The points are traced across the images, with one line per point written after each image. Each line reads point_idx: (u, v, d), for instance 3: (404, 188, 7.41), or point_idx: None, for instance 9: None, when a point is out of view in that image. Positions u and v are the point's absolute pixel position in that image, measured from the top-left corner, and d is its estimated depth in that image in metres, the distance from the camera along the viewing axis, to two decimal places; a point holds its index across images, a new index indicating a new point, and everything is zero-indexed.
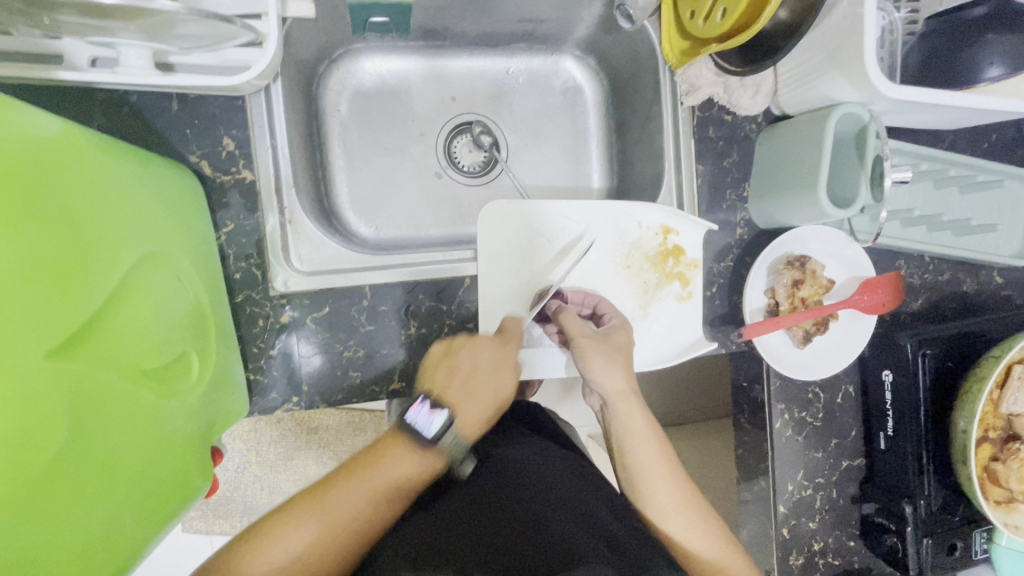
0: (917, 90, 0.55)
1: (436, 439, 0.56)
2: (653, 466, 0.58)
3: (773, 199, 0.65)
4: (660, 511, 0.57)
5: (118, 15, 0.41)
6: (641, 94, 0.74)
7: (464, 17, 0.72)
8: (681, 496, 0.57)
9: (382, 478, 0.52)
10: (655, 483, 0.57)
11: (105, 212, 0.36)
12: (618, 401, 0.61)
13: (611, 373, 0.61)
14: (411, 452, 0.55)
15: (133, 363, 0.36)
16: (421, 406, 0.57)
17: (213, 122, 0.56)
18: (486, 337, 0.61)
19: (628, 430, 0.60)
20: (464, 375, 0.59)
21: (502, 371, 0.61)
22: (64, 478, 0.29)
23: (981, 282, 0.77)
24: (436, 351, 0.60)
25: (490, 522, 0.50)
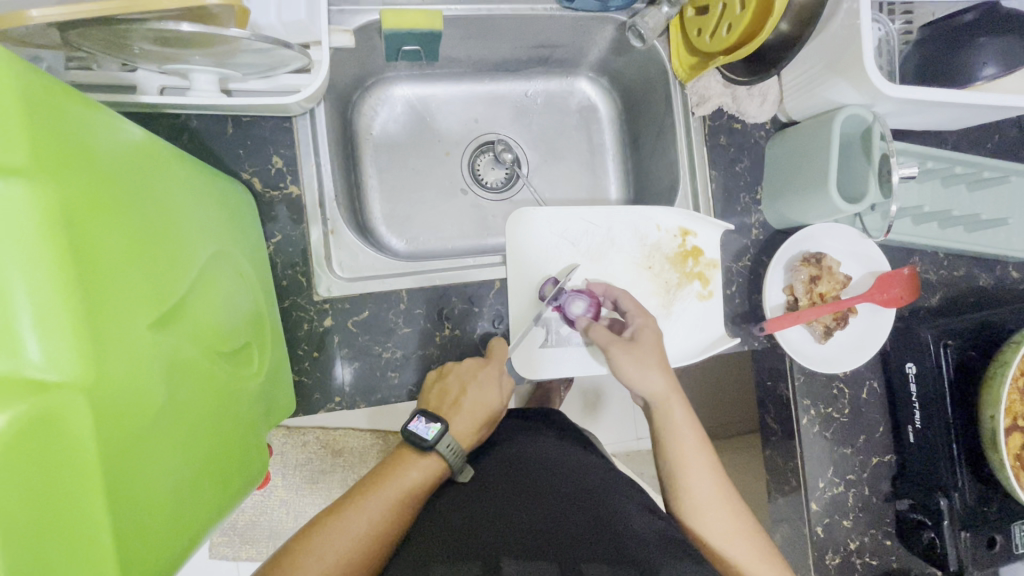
0: (916, 90, 0.59)
1: (432, 446, 0.58)
2: (698, 467, 0.58)
3: (787, 199, 0.68)
4: (696, 508, 0.56)
5: (193, 44, 0.46)
6: (654, 110, 0.78)
7: (486, 46, 0.77)
8: (725, 498, 0.57)
9: (400, 484, 0.56)
10: (696, 481, 0.57)
11: (182, 211, 0.40)
12: (660, 401, 0.61)
13: (649, 377, 0.61)
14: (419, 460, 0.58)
15: (209, 345, 0.39)
16: (419, 420, 0.59)
17: (265, 143, 0.61)
18: (472, 359, 0.64)
19: (673, 429, 0.60)
20: (457, 392, 0.61)
21: (489, 387, 0.62)
22: (157, 438, 0.31)
23: (996, 277, 0.79)
24: (428, 376, 0.63)
25: (519, 511, 0.52)
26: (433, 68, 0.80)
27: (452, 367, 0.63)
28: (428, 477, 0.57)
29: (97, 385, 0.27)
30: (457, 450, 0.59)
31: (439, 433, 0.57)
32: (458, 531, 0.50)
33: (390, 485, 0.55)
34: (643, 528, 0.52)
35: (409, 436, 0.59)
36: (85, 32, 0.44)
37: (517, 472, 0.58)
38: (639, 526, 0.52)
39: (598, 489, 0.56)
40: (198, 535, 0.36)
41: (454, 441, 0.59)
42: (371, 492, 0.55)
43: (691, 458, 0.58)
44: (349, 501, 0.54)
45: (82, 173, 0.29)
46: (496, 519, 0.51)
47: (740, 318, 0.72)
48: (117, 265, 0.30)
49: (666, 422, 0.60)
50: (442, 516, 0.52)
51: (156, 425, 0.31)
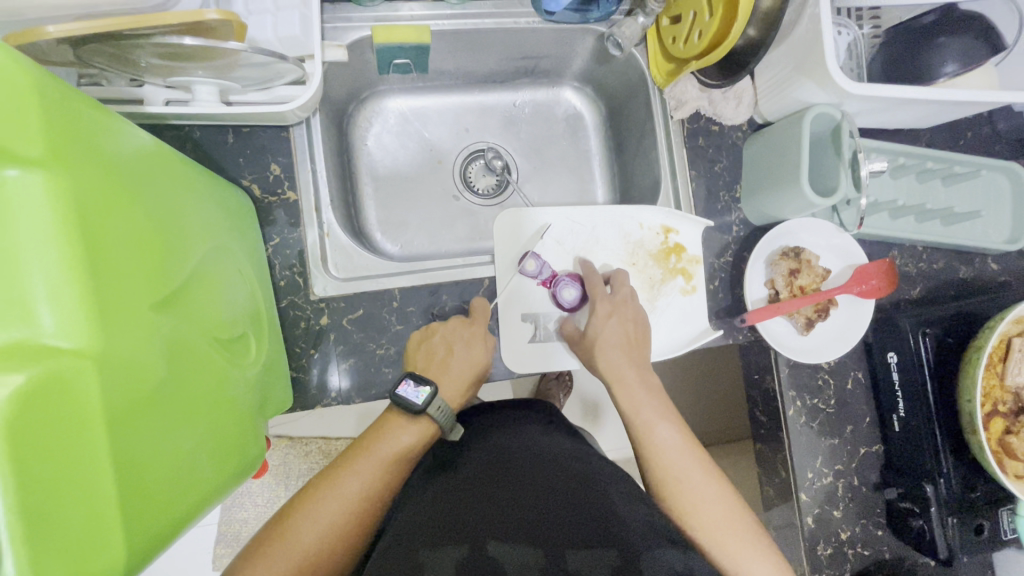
0: (880, 87, 0.61)
1: (422, 408, 0.60)
2: (664, 430, 0.60)
3: (764, 195, 0.71)
4: (672, 468, 0.57)
5: (197, 57, 0.50)
6: (637, 115, 0.82)
7: (473, 59, 0.81)
8: (696, 456, 0.59)
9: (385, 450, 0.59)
10: (665, 443, 0.59)
11: (184, 209, 0.43)
12: (619, 384, 0.63)
13: (607, 356, 0.65)
14: (405, 425, 0.61)
15: (210, 330, 0.42)
16: (407, 383, 0.61)
17: (263, 152, 0.65)
18: (457, 319, 0.66)
19: (634, 402, 0.62)
20: (444, 353, 0.64)
21: (474, 346, 0.65)
22: (160, 408, 0.34)
23: (976, 269, 0.81)
24: (413, 339, 0.65)
25: (506, 500, 0.53)
26: (424, 81, 0.84)
27: (437, 328, 0.65)
28: (418, 439, 0.61)
29: (103, 356, 0.30)
30: (445, 409, 0.62)
31: (429, 396, 0.59)
32: (441, 514, 0.51)
33: (377, 450, 0.59)
34: (630, 514, 0.52)
35: (398, 401, 0.60)
36: (95, 46, 0.48)
37: (505, 462, 0.59)
38: (625, 513, 0.52)
39: (586, 476, 0.57)
40: (199, 505, 0.38)
41: (442, 401, 0.62)
42: (360, 458, 0.58)
43: (659, 438, 0.59)
44: (338, 468, 0.57)
45: (95, 169, 0.32)
46: (481, 503, 0.53)
47: (724, 312, 0.75)
48: (125, 248, 0.34)
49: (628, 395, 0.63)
50: (429, 503, 0.54)
51: (156, 399, 0.34)
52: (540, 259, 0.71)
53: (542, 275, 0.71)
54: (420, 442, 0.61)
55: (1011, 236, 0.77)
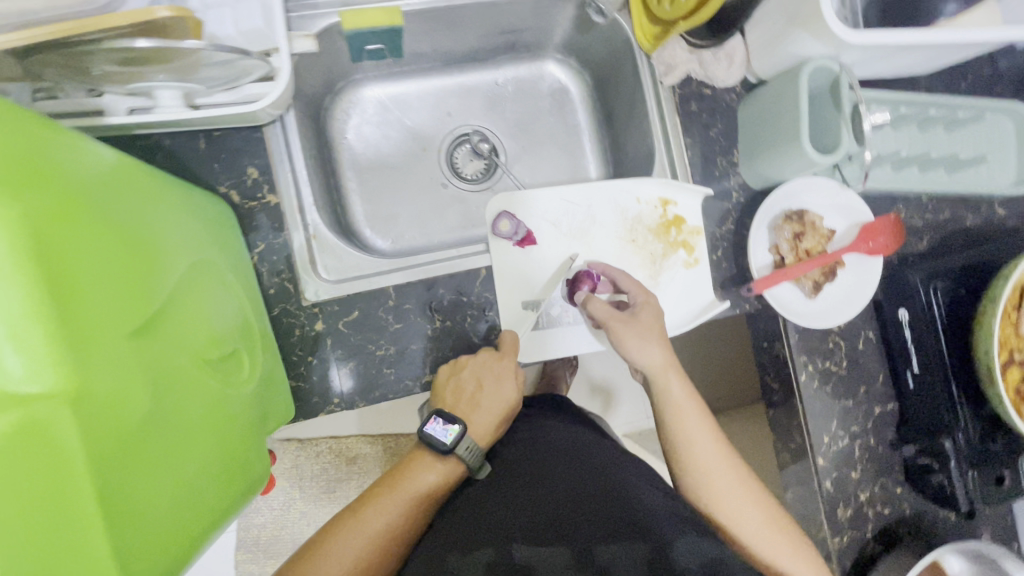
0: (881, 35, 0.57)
1: (451, 450, 0.59)
2: (698, 432, 0.59)
3: (762, 157, 0.69)
4: (703, 473, 0.57)
5: (155, 59, 0.47)
6: (625, 85, 0.79)
7: (449, 38, 0.77)
8: (727, 458, 0.58)
9: (414, 488, 0.58)
10: (701, 447, 0.58)
11: (157, 225, 0.40)
12: (657, 374, 0.62)
13: (648, 349, 0.62)
14: (435, 464, 0.59)
15: (198, 351, 0.40)
16: (436, 421, 0.60)
17: (239, 155, 0.62)
18: (487, 353, 0.64)
19: (672, 401, 0.61)
20: (473, 389, 0.62)
21: (505, 382, 0.63)
22: (151, 442, 0.32)
23: (982, 216, 0.78)
24: (442, 372, 0.63)
25: (527, 499, 0.52)
26: (399, 66, 0.80)
27: (466, 362, 0.63)
28: (446, 479, 0.59)
29: (81, 396, 0.28)
30: (475, 450, 0.60)
31: (459, 436, 0.58)
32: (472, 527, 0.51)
33: (405, 488, 0.57)
34: (657, 505, 0.51)
35: (428, 440, 0.60)
36: (47, 56, 0.45)
37: (526, 460, 0.58)
38: (655, 503, 0.52)
39: (608, 467, 0.56)
40: (204, 534, 0.37)
41: (474, 443, 0.60)
42: (386, 495, 0.56)
43: (690, 433, 0.59)
44: (361, 506, 0.56)
45: (45, 194, 0.29)
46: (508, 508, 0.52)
47: (730, 282, 0.72)
48: (94, 277, 0.31)
49: (664, 394, 0.61)
50: (456, 517, 0.53)
51: (146, 434, 0.32)
52: (515, 219, 0.69)
53: (517, 235, 0.69)
54: (447, 482, 0.59)
55: (1018, 178, 0.75)
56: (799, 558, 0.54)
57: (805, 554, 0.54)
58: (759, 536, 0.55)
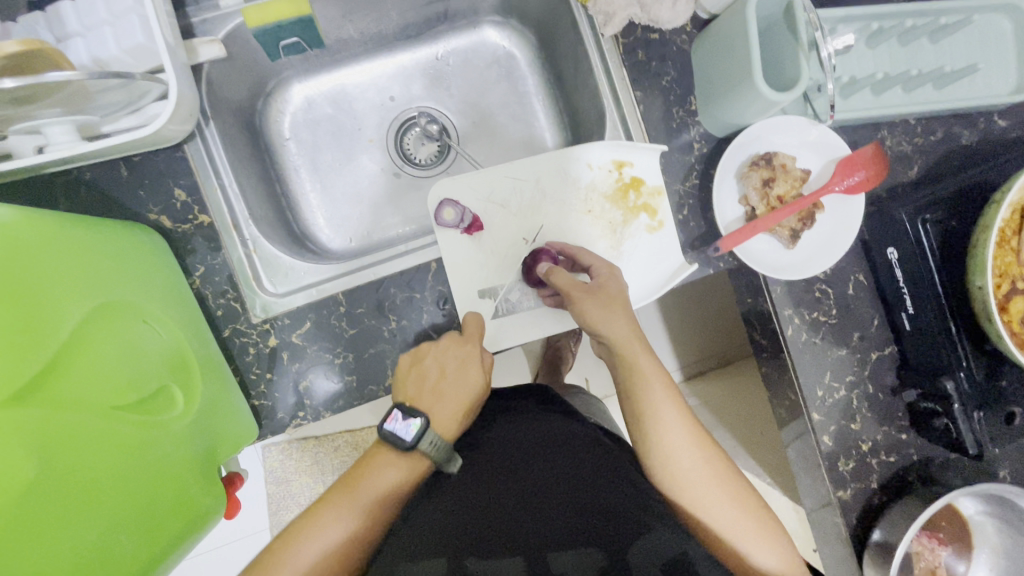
0: None
1: (414, 445, 0.55)
2: (666, 410, 0.56)
3: (720, 103, 0.63)
4: (669, 454, 0.55)
5: (35, 95, 0.45)
6: (568, 42, 0.73)
7: (372, 16, 0.72)
8: (693, 436, 0.55)
9: (371, 490, 0.55)
10: (667, 427, 0.55)
11: (50, 278, 0.39)
12: (624, 348, 0.59)
13: (613, 320, 0.60)
14: (394, 463, 0.56)
15: (103, 404, 0.39)
16: (396, 417, 0.57)
17: (162, 178, 0.60)
18: (449, 339, 0.61)
19: (636, 375, 0.58)
20: (436, 378, 0.59)
21: (469, 368, 0.60)
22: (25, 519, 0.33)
23: (980, 131, 0.70)
24: (403, 362, 0.60)
25: (490, 505, 0.52)
26: (328, 55, 0.76)
27: (427, 351, 0.60)
28: (406, 478, 0.56)
29: None
30: (441, 444, 0.57)
31: (420, 430, 0.55)
32: (432, 528, 0.50)
33: (362, 491, 0.55)
34: (619, 500, 0.51)
35: (389, 437, 0.56)
36: None
37: (491, 460, 0.57)
38: (617, 501, 0.51)
39: (576, 468, 0.55)
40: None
41: (438, 436, 0.57)
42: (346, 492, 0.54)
43: (659, 414, 0.56)
44: (316, 512, 0.53)
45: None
46: (471, 510, 0.52)
47: (699, 241, 0.68)
48: None
49: (630, 369, 0.58)
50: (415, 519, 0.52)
51: (16, 509, 0.33)
52: (459, 206, 0.65)
53: (463, 223, 0.65)
54: (409, 481, 0.56)
55: (1018, 85, 0.67)
56: (764, 541, 0.53)
57: (766, 533, 0.53)
58: (725, 519, 0.53)
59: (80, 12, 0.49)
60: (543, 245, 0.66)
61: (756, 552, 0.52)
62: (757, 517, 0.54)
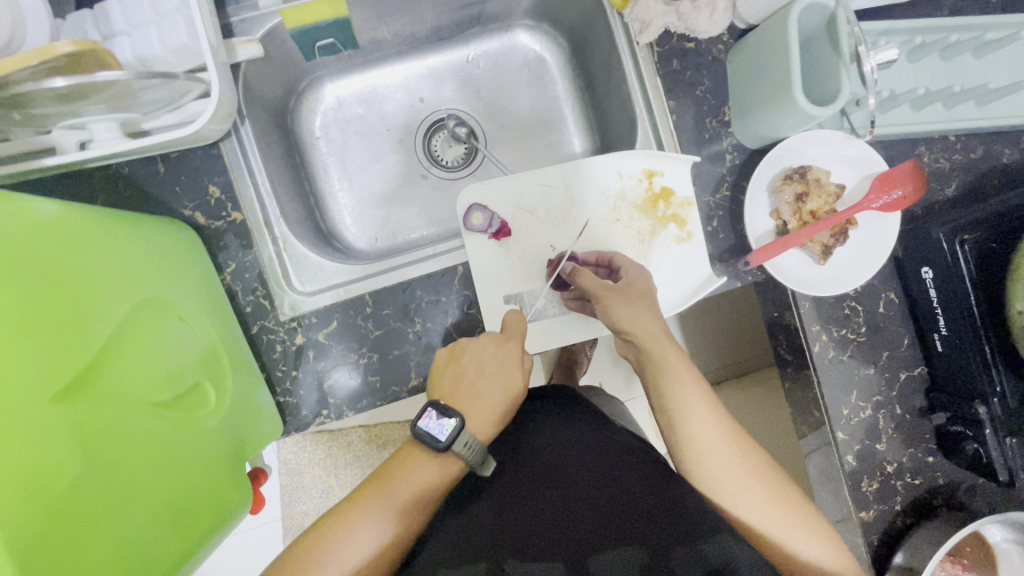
0: None
1: (448, 446, 0.54)
2: (697, 407, 0.56)
3: (756, 115, 0.62)
4: (703, 451, 0.54)
5: (82, 94, 0.45)
6: (600, 48, 0.72)
7: (406, 18, 0.72)
8: (726, 432, 0.55)
9: (405, 492, 0.53)
10: (698, 425, 0.55)
11: (93, 273, 0.40)
12: (652, 343, 0.59)
13: (640, 318, 0.59)
14: (430, 463, 0.55)
15: (143, 399, 0.40)
16: (430, 416, 0.55)
17: (197, 174, 0.61)
18: (489, 337, 0.61)
19: (666, 373, 0.57)
20: (472, 375, 0.59)
21: (507, 367, 0.59)
22: (81, 510, 0.33)
23: (1023, 149, 0.68)
24: (440, 357, 0.60)
25: (528, 514, 0.52)
26: (361, 56, 0.77)
27: (465, 347, 0.60)
28: (442, 479, 0.54)
29: None
30: (476, 447, 0.55)
31: (456, 430, 0.54)
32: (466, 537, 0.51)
33: (397, 491, 0.53)
34: (650, 501, 0.52)
35: (422, 436, 0.54)
36: None
37: (520, 464, 0.57)
38: (649, 503, 0.52)
39: (610, 473, 0.55)
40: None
41: (473, 439, 0.55)
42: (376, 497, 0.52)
43: (687, 410, 0.56)
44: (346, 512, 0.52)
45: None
46: (505, 518, 0.52)
47: (728, 253, 0.67)
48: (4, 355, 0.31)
49: (658, 366, 0.58)
50: (455, 525, 0.53)
51: (75, 499, 0.33)
52: (488, 210, 0.66)
53: (491, 228, 0.65)
54: (444, 482, 0.55)
55: None
56: (809, 537, 0.52)
57: (813, 528, 0.52)
58: (760, 512, 0.53)
59: (127, 11, 0.50)
60: (572, 250, 0.67)
61: (804, 548, 0.52)
62: (803, 511, 0.53)
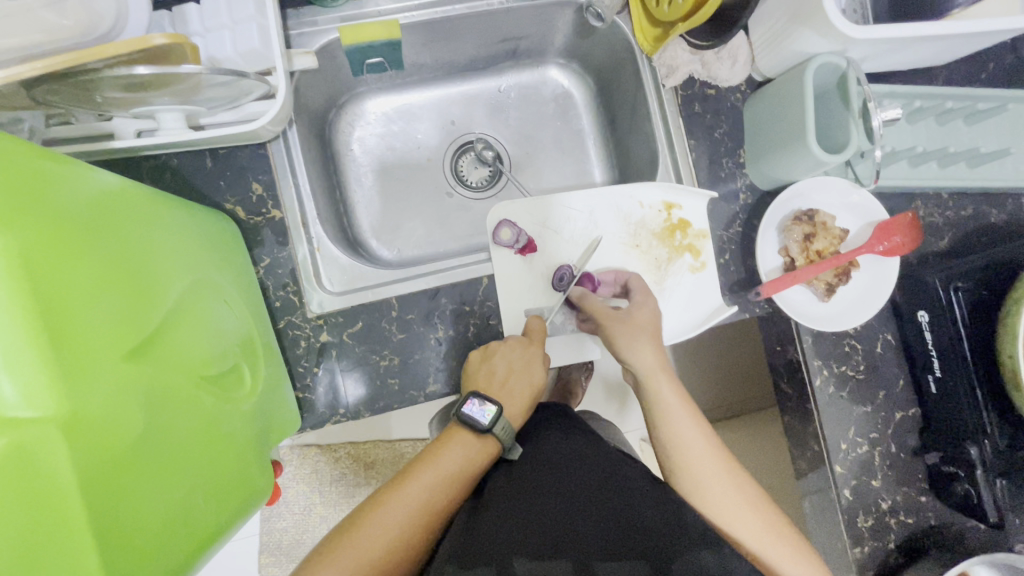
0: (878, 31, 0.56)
1: (489, 428, 0.58)
2: (689, 435, 0.59)
3: (770, 158, 0.66)
4: (697, 479, 0.57)
5: (156, 84, 0.48)
6: (627, 88, 0.78)
7: (448, 47, 0.77)
8: (720, 461, 0.58)
9: (444, 467, 0.56)
10: (693, 455, 0.57)
11: (159, 246, 0.42)
12: (649, 375, 0.62)
13: (639, 349, 0.62)
14: (465, 446, 0.58)
15: (194, 369, 0.41)
16: (471, 402, 0.60)
17: (242, 172, 0.63)
18: (515, 340, 0.65)
19: (662, 403, 0.61)
20: (504, 373, 0.62)
21: (535, 364, 0.64)
22: (140, 465, 0.34)
23: (1009, 212, 0.74)
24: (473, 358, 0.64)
25: (531, 521, 0.52)
26: (401, 77, 0.81)
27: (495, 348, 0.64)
28: (479, 455, 0.58)
29: (73, 420, 0.30)
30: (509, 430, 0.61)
31: (496, 416, 0.58)
32: (467, 538, 0.50)
33: (437, 466, 0.56)
34: (656, 518, 0.52)
35: (465, 419, 0.59)
36: (54, 86, 0.46)
37: (520, 476, 0.58)
38: (653, 518, 0.52)
39: (611, 485, 0.56)
40: (198, 546, 0.39)
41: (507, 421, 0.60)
42: (420, 471, 0.56)
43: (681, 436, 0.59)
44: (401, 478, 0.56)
45: (53, 219, 0.32)
46: (506, 522, 0.52)
47: (738, 286, 0.71)
48: (91, 306, 0.33)
49: (654, 397, 0.61)
50: (458, 526, 0.52)
51: (134, 453, 0.34)
52: (516, 228, 0.70)
53: (518, 244, 0.69)
54: (480, 459, 0.58)
55: None
56: (797, 559, 0.53)
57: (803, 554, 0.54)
58: (753, 534, 0.54)
59: (204, 15, 0.54)
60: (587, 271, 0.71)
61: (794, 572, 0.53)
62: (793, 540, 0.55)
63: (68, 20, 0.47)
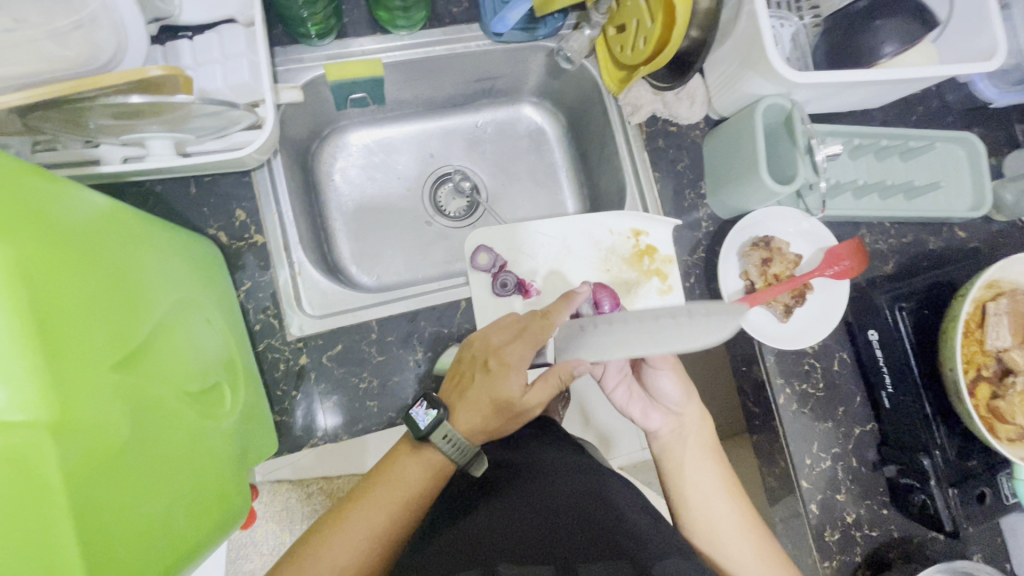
0: (814, 75, 0.62)
1: (427, 434, 0.58)
2: (712, 485, 0.62)
3: (727, 189, 0.72)
4: (720, 535, 0.59)
5: (146, 112, 0.50)
6: (596, 125, 0.83)
7: (427, 85, 0.82)
8: (741, 511, 0.61)
9: (397, 489, 0.58)
10: (719, 507, 0.60)
11: (149, 264, 0.44)
12: (688, 423, 0.65)
13: (690, 398, 0.66)
14: (412, 466, 0.59)
15: (179, 385, 0.42)
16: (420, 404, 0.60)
17: (227, 199, 0.65)
18: (503, 333, 0.62)
19: (693, 452, 0.64)
20: (472, 374, 0.60)
21: (507, 368, 0.59)
22: (124, 473, 0.35)
23: (945, 239, 0.81)
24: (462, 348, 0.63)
25: (516, 526, 0.53)
26: (382, 112, 0.85)
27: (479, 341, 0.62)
28: (427, 473, 0.59)
29: (62, 423, 0.31)
30: (461, 446, 0.59)
31: (434, 422, 0.58)
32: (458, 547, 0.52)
33: (391, 490, 0.58)
34: (638, 528, 0.54)
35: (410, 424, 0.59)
36: (46, 113, 0.48)
37: (507, 486, 0.58)
38: (635, 524, 0.54)
39: (592, 492, 0.58)
40: (176, 560, 0.39)
41: (453, 433, 0.58)
42: (369, 499, 0.57)
43: (696, 475, 0.62)
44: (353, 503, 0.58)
45: (52, 233, 0.34)
46: (495, 530, 0.53)
47: None
48: (85, 316, 0.34)
49: (686, 447, 0.64)
50: (446, 536, 0.54)
51: (118, 460, 0.34)
52: (493, 252, 0.73)
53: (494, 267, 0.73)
54: (428, 476, 0.59)
55: (974, 203, 0.78)
56: None
57: None
58: None
59: (196, 51, 0.58)
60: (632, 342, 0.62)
61: None
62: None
63: (69, 51, 0.51)
